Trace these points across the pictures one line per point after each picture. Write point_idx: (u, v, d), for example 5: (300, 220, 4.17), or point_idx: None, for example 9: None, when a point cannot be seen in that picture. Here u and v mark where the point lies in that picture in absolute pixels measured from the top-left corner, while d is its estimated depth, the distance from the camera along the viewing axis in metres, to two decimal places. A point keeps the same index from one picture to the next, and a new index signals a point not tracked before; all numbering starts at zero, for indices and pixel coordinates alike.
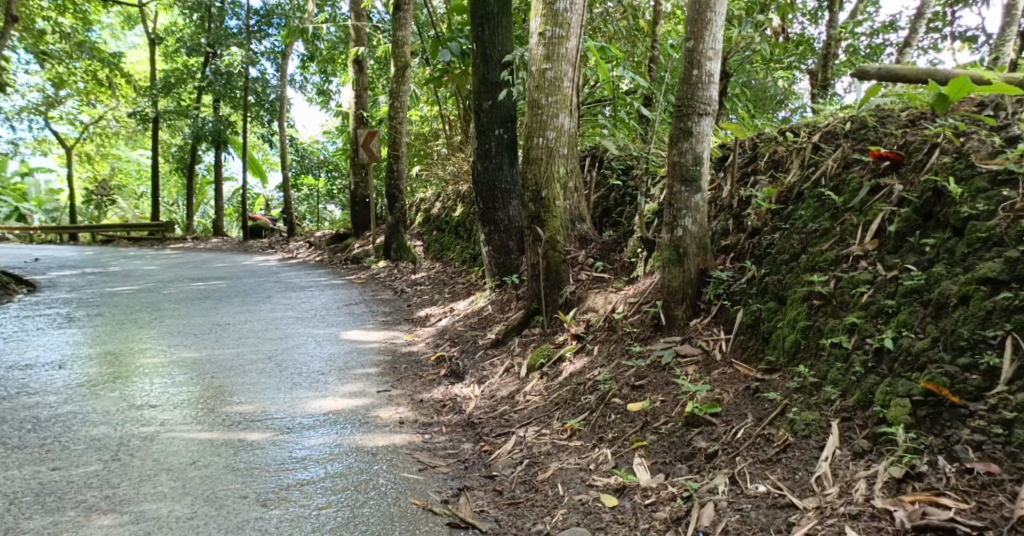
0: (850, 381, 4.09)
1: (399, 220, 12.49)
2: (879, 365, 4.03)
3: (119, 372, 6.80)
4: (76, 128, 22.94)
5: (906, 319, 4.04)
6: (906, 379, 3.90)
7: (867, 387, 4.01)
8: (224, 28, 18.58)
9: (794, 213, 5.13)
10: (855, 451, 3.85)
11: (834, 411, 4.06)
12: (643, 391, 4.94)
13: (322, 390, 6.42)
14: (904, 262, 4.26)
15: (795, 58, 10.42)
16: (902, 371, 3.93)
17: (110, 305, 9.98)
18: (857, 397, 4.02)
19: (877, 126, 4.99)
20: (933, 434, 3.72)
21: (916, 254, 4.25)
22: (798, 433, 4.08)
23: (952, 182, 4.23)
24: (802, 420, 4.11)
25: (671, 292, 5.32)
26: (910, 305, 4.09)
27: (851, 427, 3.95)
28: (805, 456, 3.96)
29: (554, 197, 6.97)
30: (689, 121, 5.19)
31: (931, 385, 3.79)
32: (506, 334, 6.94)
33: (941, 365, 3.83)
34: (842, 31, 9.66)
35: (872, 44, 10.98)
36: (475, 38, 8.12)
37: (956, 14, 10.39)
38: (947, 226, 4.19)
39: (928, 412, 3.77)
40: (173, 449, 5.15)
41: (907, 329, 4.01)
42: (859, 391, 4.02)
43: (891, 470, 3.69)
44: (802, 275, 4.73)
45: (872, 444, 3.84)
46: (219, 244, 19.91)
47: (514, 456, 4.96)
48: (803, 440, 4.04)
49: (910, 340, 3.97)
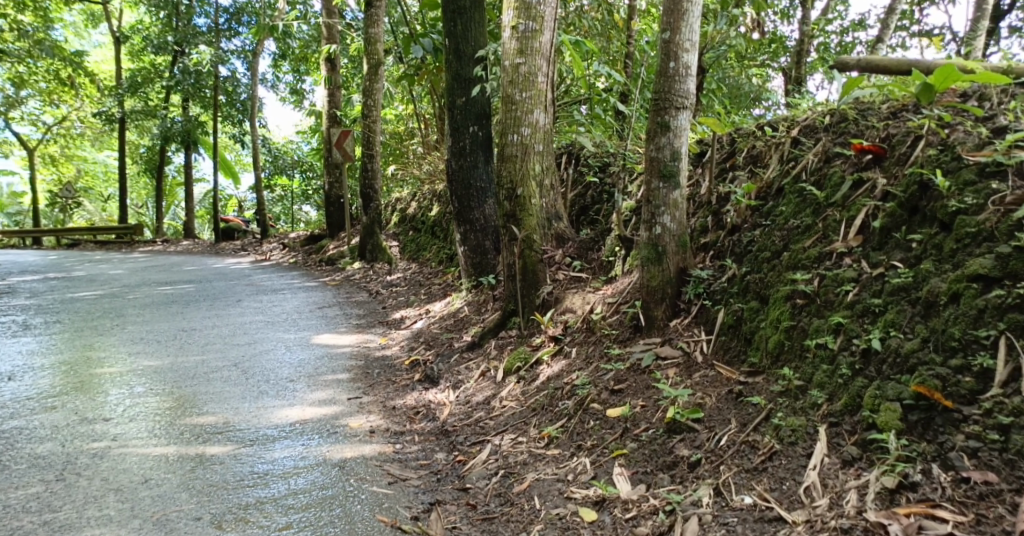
0: (837, 384, 3.94)
1: (374, 220, 12.25)
2: (867, 367, 3.88)
3: (74, 382, 6.57)
4: (38, 129, 22.39)
5: (893, 319, 3.90)
6: (896, 382, 3.75)
7: (855, 391, 3.85)
8: (191, 26, 18.13)
9: (775, 209, 4.99)
10: (845, 459, 3.70)
11: (821, 415, 3.90)
12: (622, 396, 4.76)
13: (289, 398, 6.21)
14: (890, 260, 4.12)
15: (768, 55, 10.33)
16: (891, 373, 3.79)
17: (71, 311, 9.67)
18: (844, 401, 3.86)
19: (858, 119, 4.84)
20: (926, 441, 3.57)
21: (903, 250, 4.11)
22: (784, 439, 3.91)
23: (940, 175, 4.10)
24: (788, 426, 3.94)
25: (650, 292, 5.15)
26: (898, 303, 3.94)
27: (839, 433, 3.80)
28: (792, 465, 3.79)
29: (530, 195, 6.81)
30: (666, 115, 5.03)
31: (922, 389, 3.64)
32: (482, 337, 6.74)
33: (932, 367, 3.68)
34: (814, 27, 9.57)
35: (842, 41, 10.91)
36: (447, 33, 7.91)
37: (924, 12, 10.36)
38: (934, 221, 4.05)
39: (920, 416, 3.62)
40: (124, 466, 5.01)
41: (895, 329, 3.87)
42: (847, 395, 3.87)
43: (883, 479, 3.54)
44: (784, 274, 4.57)
45: (861, 451, 3.69)
46: (190, 247, 19.53)
47: (489, 467, 4.77)
48: (789, 447, 3.87)
49: (899, 340, 3.83)
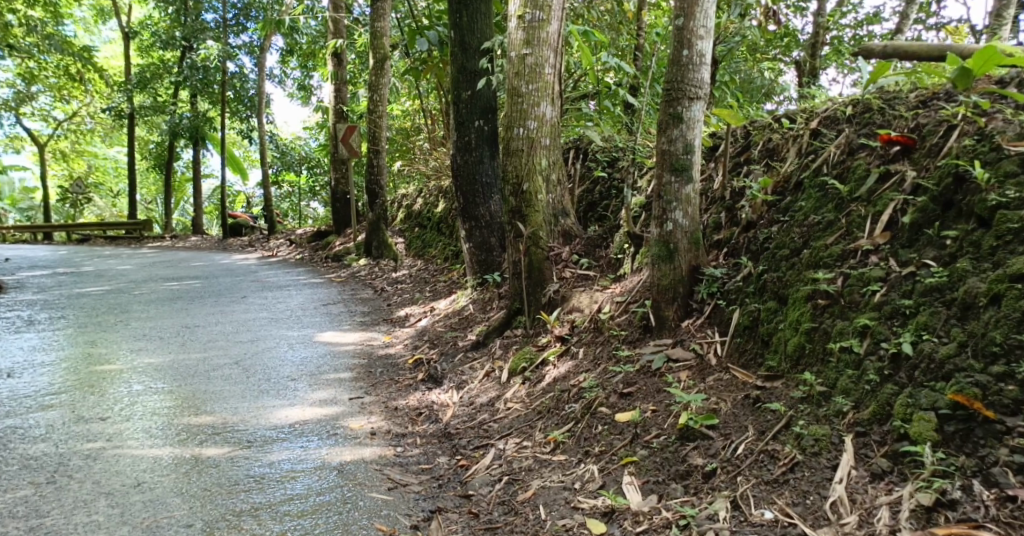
0: (864, 390, 3.71)
1: (380, 216, 12.02)
2: (897, 373, 3.65)
3: (73, 379, 6.39)
4: (48, 125, 22.28)
5: (926, 321, 3.66)
6: (929, 390, 3.52)
7: (884, 399, 3.62)
8: (199, 22, 17.90)
9: (794, 204, 4.76)
10: (873, 473, 3.47)
11: (847, 424, 3.67)
12: (632, 400, 4.54)
13: (289, 398, 5.99)
14: (922, 258, 3.88)
15: (780, 49, 10.01)
16: (924, 380, 3.56)
17: (74, 307, 9.51)
18: (872, 410, 3.63)
19: (884, 109, 4.61)
20: (964, 454, 3.34)
21: (936, 248, 3.87)
22: (806, 450, 3.68)
23: (978, 166, 3.85)
24: (810, 435, 3.71)
25: (661, 290, 4.93)
26: (931, 305, 3.70)
27: (867, 443, 3.57)
28: (816, 477, 3.56)
29: (536, 190, 6.58)
30: (679, 106, 4.80)
31: (960, 397, 3.41)
32: (487, 336, 6.52)
33: (970, 374, 3.45)
34: (830, 19, 9.29)
35: (856, 36, 10.64)
36: (452, 25, 7.68)
37: (940, 5, 10.08)
38: (972, 216, 3.81)
39: (958, 427, 3.39)
40: (117, 469, 4.81)
41: (928, 333, 3.64)
42: (875, 403, 3.64)
43: (918, 496, 3.31)
44: (804, 272, 4.33)
45: (892, 463, 3.46)
46: (198, 243, 19.34)
47: (492, 473, 4.56)
48: (812, 458, 3.64)
49: (933, 344, 3.60)
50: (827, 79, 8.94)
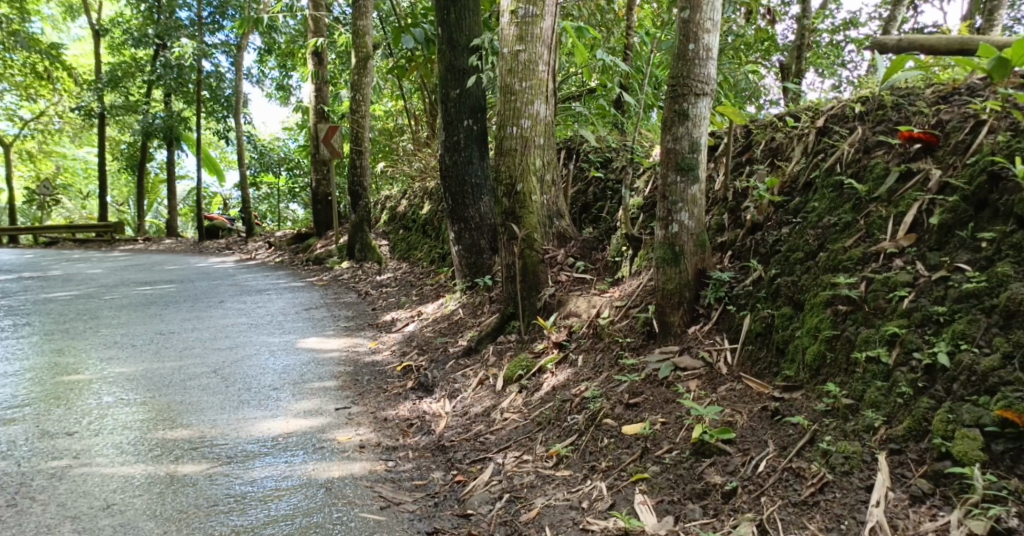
0: (896, 404, 3.51)
1: (362, 218, 11.73)
2: (933, 386, 3.46)
3: (39, 391, 6.09)
4: (15, 124, 21.69)
5: (964, 330, 3.48)
6: (972, 405, 3.33)
7: (920, 414, 3.43)
8: (174, 19, 17.48)
9: (806, 205, 4.56)
10: (913, 495, 3.28)
11: (879, 441, 3.47)
12: (640, 411, 4.31)
13: (272, 409, 5.72)
14: (955, 261, 3.69)
15: (760, 53, 9.79)
16: (965, 394, 3.37)
17: (42, 313, 9.13)
18: (907, 425, 3.44)
19: (901, 105, 4.42)
20: (1017, 477, 3.16)
21: (969, 251, 3.68)
22: (836, 468, 3.47)
23: (1016, 164, 3.68)
24: (839, 453, 3.50)
25: (667, 295, 4.70)
26: (968, 312, 3.52)
27: (904, 462, 3.37)
28: (849, 500, 3.35)
29: (530, 191, 6.34)
30: (684, 103, 4.58)
31: (1008, 413, 3.23)
32: (479, 342, 6.26)
33: (1017, 388, 3.26)
34: (814, 21, 9.14)
35: (833, 41, 10.52)
36: (439, 22, 7.42)
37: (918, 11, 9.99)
38: (1010, 217, 3.63)
39: (1006, 446, 3.21)
40: (84, 489, 4.56)
41: (966, 342, 3.45)
42: (910, 418, 3.44)
43: (970, 523, 3.12)
44: (822, 276, 4.13)
45: (934, 485, 3.27)
46: (174, 246, 18.89)
47: (491, 490, 4.32)
48: (843, 478, 3.43)
49: (973, 355, 3.41)
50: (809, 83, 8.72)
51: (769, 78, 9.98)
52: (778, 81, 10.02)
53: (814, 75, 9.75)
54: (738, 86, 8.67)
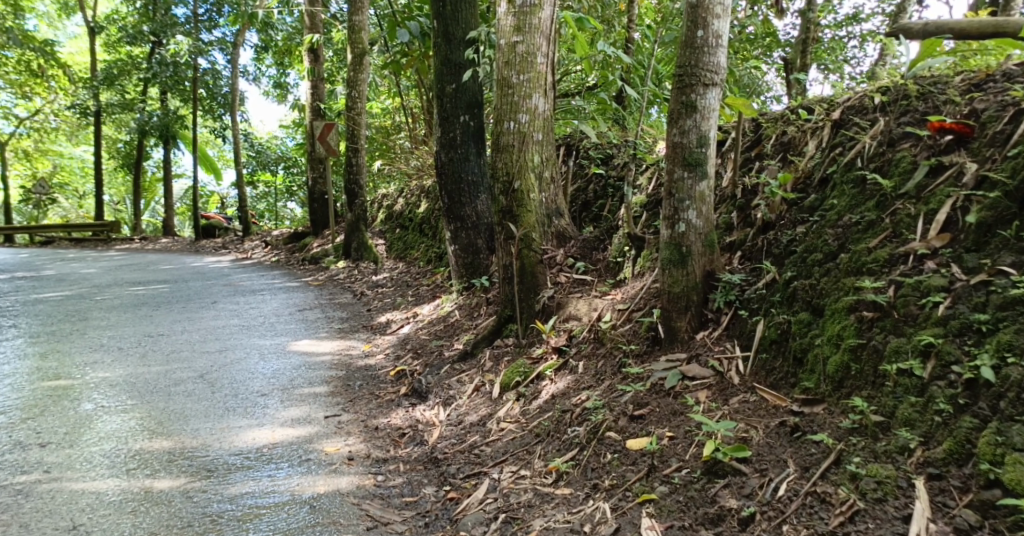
0: (933, 423, 3.23)
1: (358, 217, 11.42)
2: (976, 402, 3.17)
3: (16, 398, 5.78)
4: (12, 122, 21.36)
5: (1010, 340, 3.18)
6: (1021, 425, 3.03)
7: (962, 435, 3.14)
8: (170, 17, 17.11)
9: (824, 202, 4.27)
10: (957, 527, 2.99)
11: (915, 464, 3.18)
12: (645, 424, 4.01)
13: (258, 417, 5.41)
14: (997, 264, 3.40)
15: (762, 49, 9.45)
16: (1012, 413, 3.07)
17: (30, 315, 8.81)
18: (947, 447, 3.15)
19: (927, 95, 4.13)
20: None
21: (1013, 253, 3.39)
22: (867, 495, 3.18)
23: None
24: (870, 477, 3.21)
25: (673, 299, 4.39)
26: (1014, 320, 3.23)
27: (945, 489, 3.08)
28: (883, 531, 3.06)
29: (528, 189, 6.01)
30: (692, 94, 4.28)
31: None
32: (476, 346, 5.94)
33: None
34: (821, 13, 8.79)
35: (835, 37, 10.20)
36: (434, 14, 7.09)
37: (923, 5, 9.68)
38: None
39: None
40: (52, 507, 4.26)
41: (1013, 354, 3.15)
42: (951, 440, 3.16)
43: None
44: (844, 280, 3.84)
45: (980, 516, 2.99)
46: (170, 245, 18.53)
47: (486, 509, 4.01)
48: (876, 506, 3.14)
49: (1021, 369, 3.11)
50: (813, 78, 8.41)
51: (770, 74, 9.66)
52: (780, 77, 9.72)
53: (817, 70, 9.42)
54: (742, 82, 8.34)
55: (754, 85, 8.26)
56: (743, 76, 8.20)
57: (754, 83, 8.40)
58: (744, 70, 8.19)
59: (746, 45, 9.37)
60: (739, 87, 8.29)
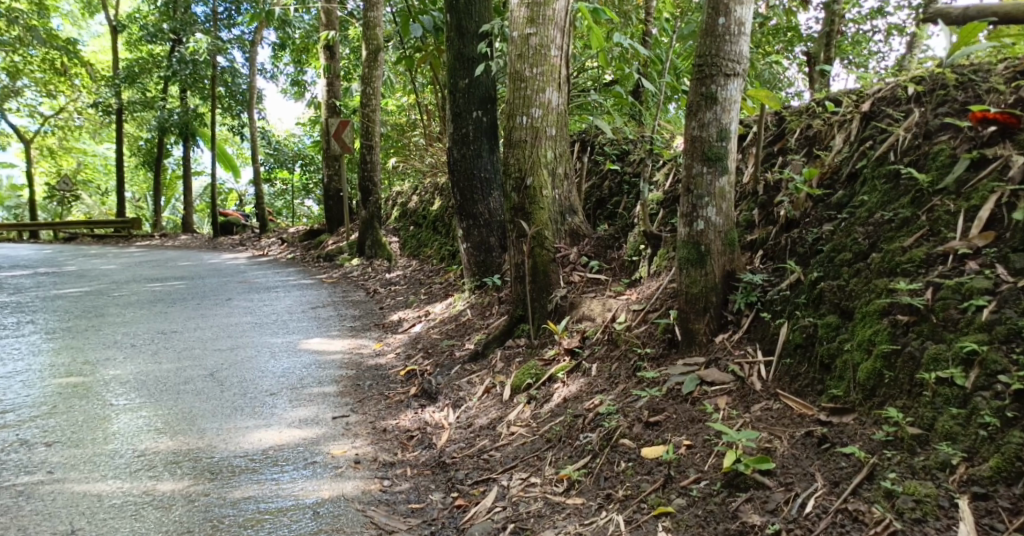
0: (977, 437, 3.02)
1: (372, 214, 11.25)
2: None
3: (25, 395, 5.66)
4: (36, 120, 21.44)
5: None
6: None
7: (1010, 452, 2.93)
8: (189, 14, 17.04)
9: (854, 198, 4.04)
10: None
11: (957, 482, 2.97)
12: (661, 431, 3.80)
13: (265, 417, 5.24)
14: None
15: (784, 43, 9.17)
16: None
17: (47, 310, 8.72)
18: (993, 465, 2.94)
19: (967, 84, 3.89)
20: None
21: None
22: (905, 514, 2.97)
23: None
24: (908, 495, 3.00)
25: (691, 300, 4.17)
26: None
27: (992, 510, 2.87)
28: None
29: (541, 185, 5.80)
30: (712, 85, 4.06)
31: None
32: (487, 346, 5.74)
33: None
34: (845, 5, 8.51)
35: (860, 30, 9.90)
36: (448, 8, 6.92)
37: None
38: None
39: None
40: (52, 510, 4.11)
41: None
42: (998, 456, 2.95)
43: None
44: (876, 281, 3.62)
45: None
46: (188, 242, 18.48)
47: (494, 518, 3.82)
48: (915, 527, 2.93)
49: None
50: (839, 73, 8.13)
51: (793, 68, 9.40)
52: (802, 72, 9.45)
53: (841, 65, 9.14)
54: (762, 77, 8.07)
55: (775, 80, 8.00)
56: (765, 70, 7.94)
57: (776, 78, 8.14)
58: (766, 64, 7.93)
59: (767, 38, 9.11)
60: (760, 81, 8.03)
